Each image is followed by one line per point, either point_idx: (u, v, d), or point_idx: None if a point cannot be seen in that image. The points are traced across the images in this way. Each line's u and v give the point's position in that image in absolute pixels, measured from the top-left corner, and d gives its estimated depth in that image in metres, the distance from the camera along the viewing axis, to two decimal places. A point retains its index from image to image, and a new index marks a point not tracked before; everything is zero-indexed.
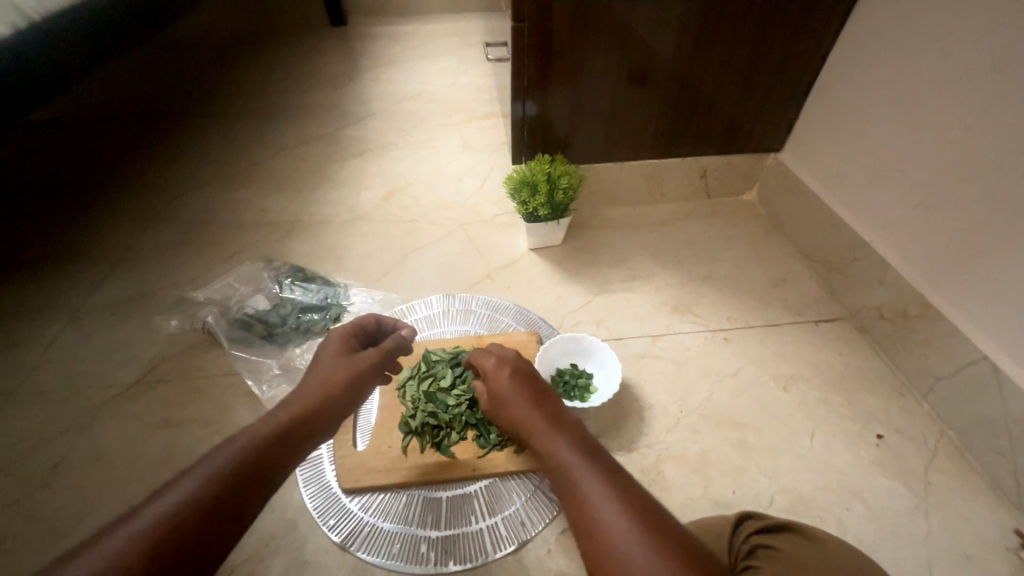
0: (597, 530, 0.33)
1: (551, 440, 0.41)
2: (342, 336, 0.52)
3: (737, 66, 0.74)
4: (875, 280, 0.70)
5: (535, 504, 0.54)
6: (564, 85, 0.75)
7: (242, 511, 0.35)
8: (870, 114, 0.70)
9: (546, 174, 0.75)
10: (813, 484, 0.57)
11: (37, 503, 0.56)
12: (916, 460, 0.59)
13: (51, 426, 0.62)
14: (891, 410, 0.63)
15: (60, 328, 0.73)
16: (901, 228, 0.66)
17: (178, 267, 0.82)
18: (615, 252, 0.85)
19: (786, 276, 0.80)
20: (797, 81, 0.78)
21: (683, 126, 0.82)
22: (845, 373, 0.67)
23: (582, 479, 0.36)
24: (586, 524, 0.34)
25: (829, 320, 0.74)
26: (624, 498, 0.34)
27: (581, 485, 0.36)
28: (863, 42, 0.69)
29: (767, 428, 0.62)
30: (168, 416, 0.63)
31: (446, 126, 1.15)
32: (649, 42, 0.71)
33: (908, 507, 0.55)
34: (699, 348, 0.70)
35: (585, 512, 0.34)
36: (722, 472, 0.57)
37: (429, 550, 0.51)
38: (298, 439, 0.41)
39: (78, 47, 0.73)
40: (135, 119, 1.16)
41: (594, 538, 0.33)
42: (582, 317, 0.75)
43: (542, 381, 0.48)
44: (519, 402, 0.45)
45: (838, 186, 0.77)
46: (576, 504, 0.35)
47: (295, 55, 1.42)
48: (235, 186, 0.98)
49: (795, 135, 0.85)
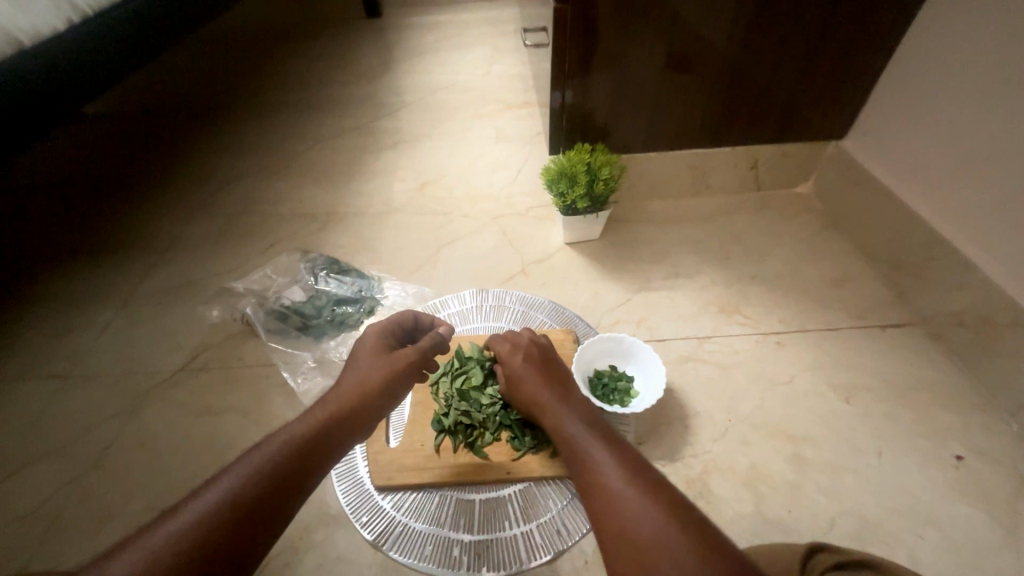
0: (604, 495, 0.34)
1: (562, 416, 0.43)
2: (379, 333, 0.51)
3: (800, 47, 0.68)
4: (954, 282, 0.63)
5: (572, 512, 0.52)
6: (607, 71, 0.71)
7: (280, 513, 0.34)
8: (954, 98, 0.62)
9: (587, 165, 0.71)
10: (880, 507, 0.52)
11: (89, 484, 0.58)
12: (1002, 486, 0.52)
13: (102, 410, 0.64)
14: (970, 429, 0.57)
15: (112, 315, 0.76)
16: (990, 226, 0.59)
17: (220, 257, 0.84)
18: (658, 248, 0.81)
19: (847, 276, 0.74)
20: (869, 61, 0.71)
21: (734, 114, 0.77)
22: (915, 385, 0.61)
23: (591, 450, 0.38)
24: (594, 492, 0.35)
25: (896, 325, 0.67)
26: (631, 468, 0.35)
27: (589, 456, 0.37)
28: (949, 16, 0.61)
29: (826, 442, 0.57)
30: (208, 405, 0.64)
31: (480, 116, 1.12)
32: (702, 24, 0.65)
33: (993, 539, 0.49)
34: (749, 352, 0.65)
35: (593, 480, 0.35)
36: (775, 489, 0.53)
37: (462, 555, 0.49)
38: (335, 439, 0.40)
39: (128, 41, 0.75)
40: (180, 112, 1.19)
41: (601, 504, 0.34)
42: (621, 315, 0.71)
43: (555, 364, 0.49)
44: (533, 382, 0.47)
45: (912, 178, 0.69)
46: (584, 473, 0.37)
47: (332, 47, 1.43)
48: (273, 177, 0.99)
49: (861, 122, 0.77)
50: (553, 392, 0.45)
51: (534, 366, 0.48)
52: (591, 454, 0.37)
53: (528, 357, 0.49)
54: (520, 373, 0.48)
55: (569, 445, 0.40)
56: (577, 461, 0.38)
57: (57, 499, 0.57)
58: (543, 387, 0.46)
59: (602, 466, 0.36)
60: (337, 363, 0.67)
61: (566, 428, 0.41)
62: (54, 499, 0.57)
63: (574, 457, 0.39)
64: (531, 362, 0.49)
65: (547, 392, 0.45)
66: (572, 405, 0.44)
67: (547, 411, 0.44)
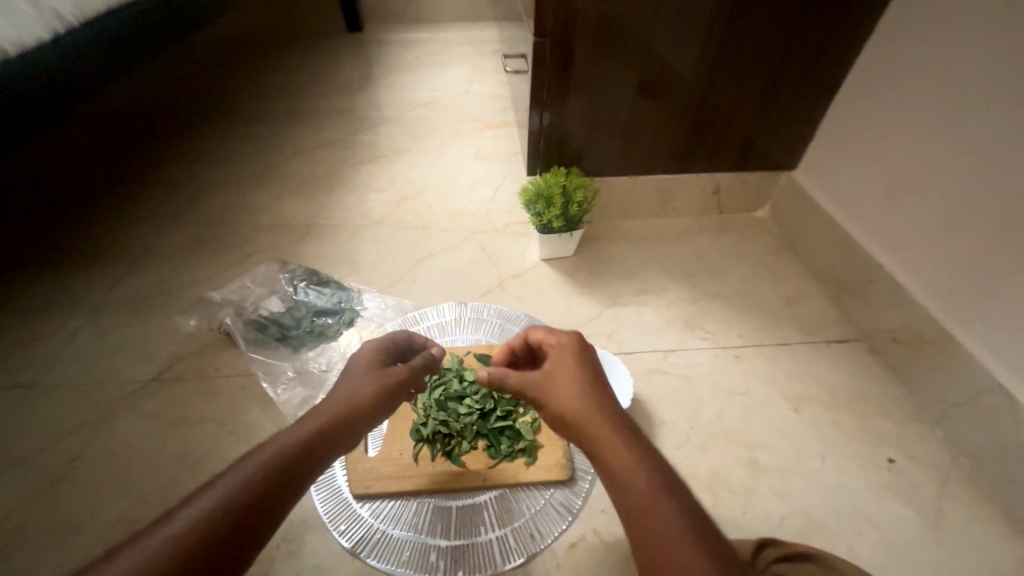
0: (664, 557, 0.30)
1: (627, 463, 0.35)
2: (374, 350, 0.53)
3: (755, 85, 0.75)
4: (889, 302, 0.70)
5: (545, 516, 0.54)
6: (582, 97, 0.76)
7: (266, 524, 0.34)
8: (888, 137, 0.70)
9: (561, 187, 0.75)
10: (824, 507, 0.57)
11: (54, 496, 0.56)
12: (928, 486, 0.58)
13: (70, 419, 0.63)
14: (902, 434, 0.63)
15: (81, 323, 0.74)
16: (918, 252, 0.66)
17: (197, 266, 0.83)
18: (628, 265, 0.85)
19: (798, 295, 0.80)
20: (816, 101, 0.78)
21: (698, 143, 0.83)
22: (855, 395, 0.67)
23: (667, 529, 0.31)
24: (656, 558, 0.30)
25: (840, 341, 0.74)
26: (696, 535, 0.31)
27: (666, 538, 0.31)
28: (883, 65, 0.69)
29: (777, 448, 0.62)
30: (183, 415, 0.64)
31: (459, 134, 1.16)
32: (669, 59, 0.72)
33: (920, 535, 0.55)
34: (710, 365, 0.70)
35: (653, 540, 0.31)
36: (732, 492, 0.57)
37: (438, 560, 0.51)
38: (325, 451, 0.41)
39: (111, 49, 0.75)
40: (157, 119, 1.18)
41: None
42: (593, 329, 0.75)
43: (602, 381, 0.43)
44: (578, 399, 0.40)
45: (853, 207, 0.77)
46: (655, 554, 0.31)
47: (313, 60, 1.44)
48: (252, 187, 1.00)
49: (810, 155, 0.85)
50: (617, 429, 0.37)
51: (591, 394, 0.40)
52: (673, 535, 0.31)
53: (583, 378, 0.41)
54: (573, 398, 0.40)
55: (635, 504, 0.33)
56: (646, 534, 0.31)
57: (19, 513, 0.55)
58: (605, 422, 0.37)
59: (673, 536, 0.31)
60: (316, 374, 0.68)
61: (632, 479, 0.34)
62: (17, 511, 0.55)
63: (640, 523, 0.32)
64: (587, 389, 0.40)
65: (608, 428, 0.37)
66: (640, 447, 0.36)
67: (606, 448, 0.36)
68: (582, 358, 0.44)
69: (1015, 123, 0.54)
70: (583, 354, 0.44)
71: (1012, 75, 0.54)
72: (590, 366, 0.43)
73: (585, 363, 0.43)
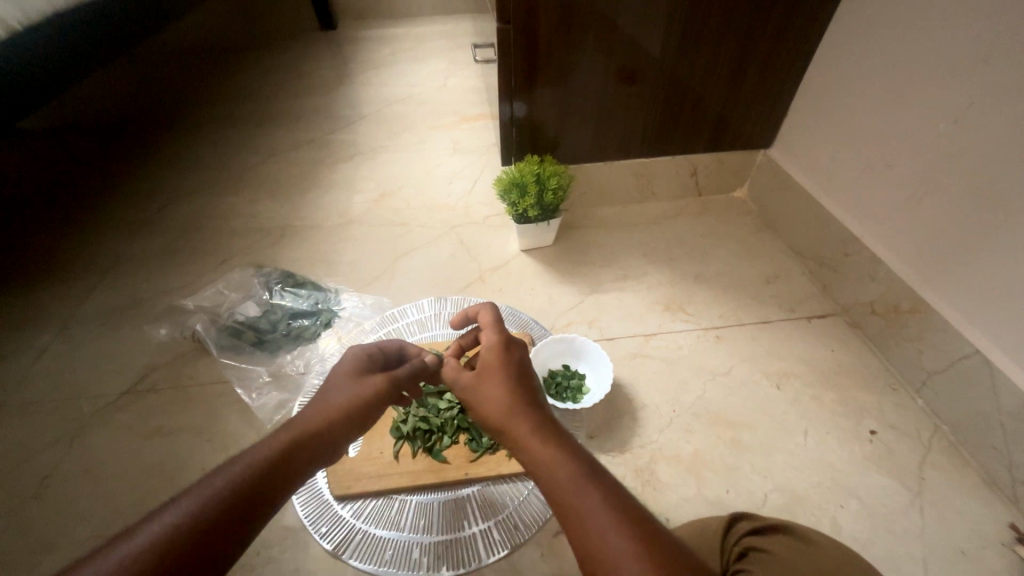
0: (585, 536, 0.31)
1: (550, 461, 0.34)
2: (356, 356, 0.48)
3: (725, 64, 0.74)
4: (866, 275, 0.70)
5: (529, 506, 0.54)
6: (552, 85, 0.75)
7: (235, 538, 0.32)
8: (859, 108, 0.69)
9: (535, 174, 0.74)
10: (806, 481, 0.57)
11: (26, 516, 0.55)
12: (909, 455, 0.59)
13: (41, 436, 0.62)
14: (883, 405, 0.64)
15: (50, 338, 0.73)
16: (891, 224, 0.66)
17: (169, 275, 0.82)
18: (607, 251, 0.85)
19: (777, 273, 0.81)
20: (786, 76, 0.78)
21: (672, 124, 0.82)
22: (837, 369, 0.67)
23: (593, 517, 0.31)
24: (580, 538, 0.31)
25: (821, 316, 0.74)
26: (613, 507, 0.31)
27: (591, 528, 0.31)
28: (851, 36, 0.68)
29: (760, 426, 0.61)
30: (159, 425, 0.62)
31: (435, 128, 1.15)
32: (637, 41, 0.70)
33: (903, 503, 0.55)
34: (691, 347, 0.70)
35: (575, 526, 0.31)
36: (715, 472, 0.57)
37: (422, 556, 0.50)
38: (301, 462, 0.38)
39: (66, 56, 0.72)
40: (128, 126, 1.15)
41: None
42: (574, 317, 0.75)
43: (530, 373, 0.42)
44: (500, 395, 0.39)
45: (828, 181, 0.77)
46: (585, 544, 0.30)
47: (285, 60, 1.42)
48: (224, 192, 0.98)
49: (784, 131, 0.84)
50: (543, 433, 0.36)
51: (514, 391, 0.40)
52: (602, 534, 0.30)
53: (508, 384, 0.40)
54: (495, 401, 0.39)
55: (562, 502, 0.32)
56: (574, 528, 0.31)
57: None
58: (528, 419, 0.37)
59: (589, 512, 0.31)
60: (293, 376, 0.67)
61: (556, 475, 0.33)
62: None
63: (568, 516, 0.32)
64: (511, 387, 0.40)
65: (531, 425, 0.37)
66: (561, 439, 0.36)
67: (530, 446, 0.35)
68: (508, 360, 0.43)
69: (981, 87, 0.54)
70: (509, 350, 0.44)
71: (976, 39, 0.53)
72: (517, 369, 0.42)
73: (510, 359, 0.43)
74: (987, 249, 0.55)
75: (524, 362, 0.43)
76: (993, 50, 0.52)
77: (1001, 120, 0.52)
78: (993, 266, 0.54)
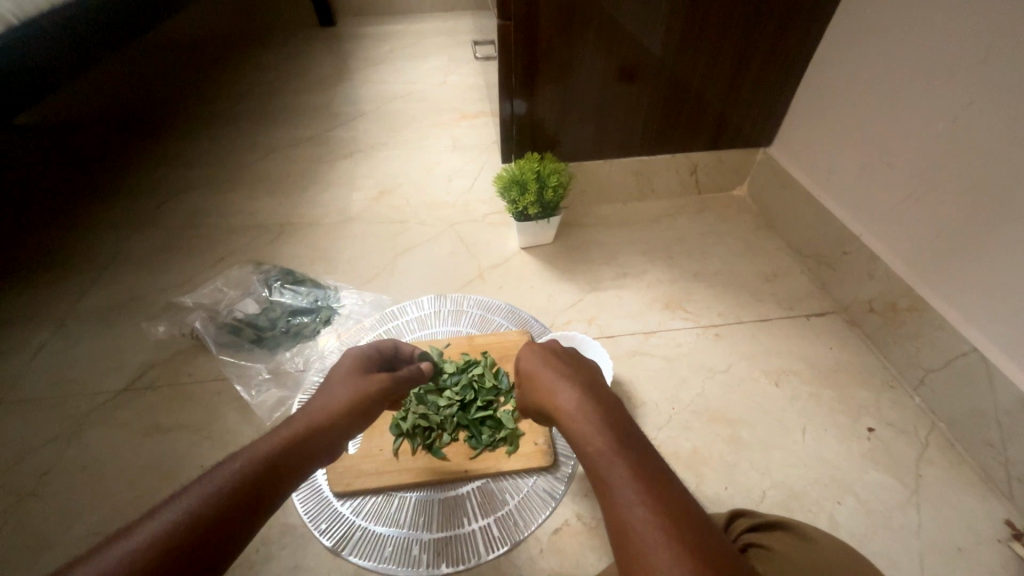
0: (613, 505, 0.31)
1: (588, 434, 0.35)
2: (357, 355, 0.49)
3: (726, 62, 0.74)
4: (864, 274, 0.71)
5: (528, 503, 0.54)
6: (553, 84, 0.75)
7: (235, 536, 0.32)
8: (859, 107, 0.69)
9: (535, 173, 0.74)
10: (805, 479, 0.57)
11: (25, 513, 0.55)
12: (906, 452, 0.59)
13: (40, 432, 0.62)
14: (881, 403, 0.64)
15: (49, 335, 0.72)
16: (890, 223, 0.66)
17: (168, 272, 0.81)
18: (606, 249, 0.85)
19: (777, 271, 0.81)
20: (786, 74, 0.77)
21: (671, 123, 0.82)
22: (835, 367, 0.68)
23: (621, 486, 0.31)
24: (610, 506, 0.31)
25: (820, 315, 0.74)
26: (641, 478, 0.31)
27: (619, 495, 0.31)
28: (852, 33, 0.68)
29: (759, 425, 0.62)
30: (158, 422, 0.62)
31: (435, 125, 1.14)
32: (637, 39, 0.70)
33: (899, 501, 0.55)
34: (690, 345, 0.70)
35: (605, 493, 0.32)
36: (713, 469, 0.58)
37: (422, 553, 0.51)
38: (300, 459, 0.39)
39: (63, 50, 0.71)
40: (127, 122, 1.15)
41: (633, 563, 0.28)
42: (574, 315, 0.75)
43: (581, 363, 0.44)
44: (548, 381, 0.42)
45: (827, 180, 0.76)
46: (613, 511, 0.31)
47: (284, 56, 1.41)
48: (223, 189, 0.97)
49: (784, 130, 0.84)
50: (583, 410, 0.37)
51: (563, 376, 0.41)
52: (629, 502, 0.30)
53: (557, 370, 0.42)
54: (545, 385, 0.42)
55: (595, 470, 0.33)
56: (604, 494, 0.32)
57: None
58: (571, 399, 0.39)
59: (618, 481, 0.31)
60: (293, 373, 0.67)
61: (593, 447, 0.34)
62: None
63: (598, 483, 0.32)
64: (560, 374, 0.41)
65: (573, 403, 0.38)
66: (604, 413, 0.36)
67: (571, 423, 0.37)
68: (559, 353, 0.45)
69: (981, 86, 0.54)
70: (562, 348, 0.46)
71: (977, 38, 0.53)
72: (565, 360, 0.44)
73: (562, 355, 0.45)
74: (985, 248, 0.55)
75: (574, 356, 0.45)
76: (993, 49, 0.52)
77: (1001, 120, 0.52)
78: (991, 266, 0.54)
